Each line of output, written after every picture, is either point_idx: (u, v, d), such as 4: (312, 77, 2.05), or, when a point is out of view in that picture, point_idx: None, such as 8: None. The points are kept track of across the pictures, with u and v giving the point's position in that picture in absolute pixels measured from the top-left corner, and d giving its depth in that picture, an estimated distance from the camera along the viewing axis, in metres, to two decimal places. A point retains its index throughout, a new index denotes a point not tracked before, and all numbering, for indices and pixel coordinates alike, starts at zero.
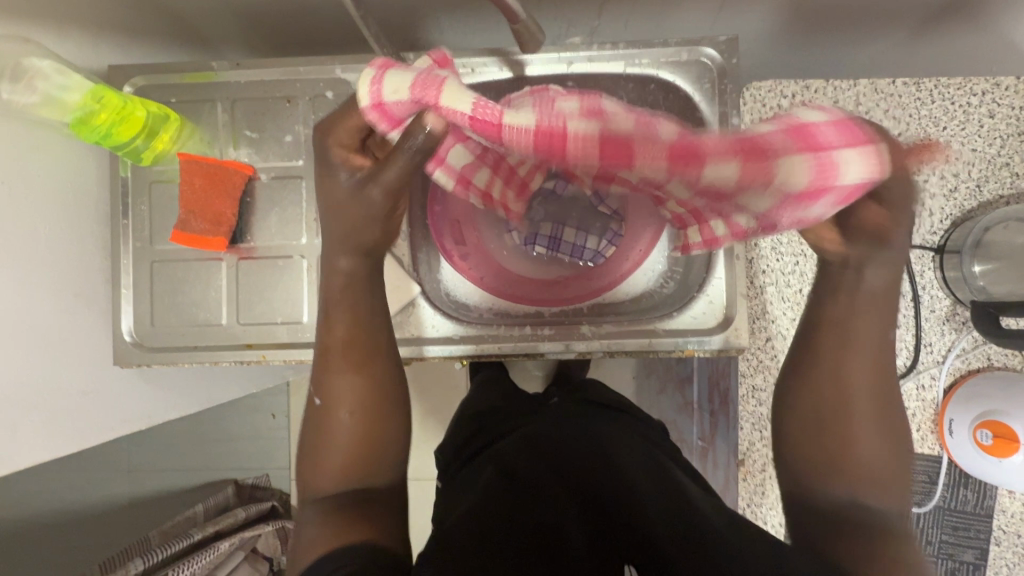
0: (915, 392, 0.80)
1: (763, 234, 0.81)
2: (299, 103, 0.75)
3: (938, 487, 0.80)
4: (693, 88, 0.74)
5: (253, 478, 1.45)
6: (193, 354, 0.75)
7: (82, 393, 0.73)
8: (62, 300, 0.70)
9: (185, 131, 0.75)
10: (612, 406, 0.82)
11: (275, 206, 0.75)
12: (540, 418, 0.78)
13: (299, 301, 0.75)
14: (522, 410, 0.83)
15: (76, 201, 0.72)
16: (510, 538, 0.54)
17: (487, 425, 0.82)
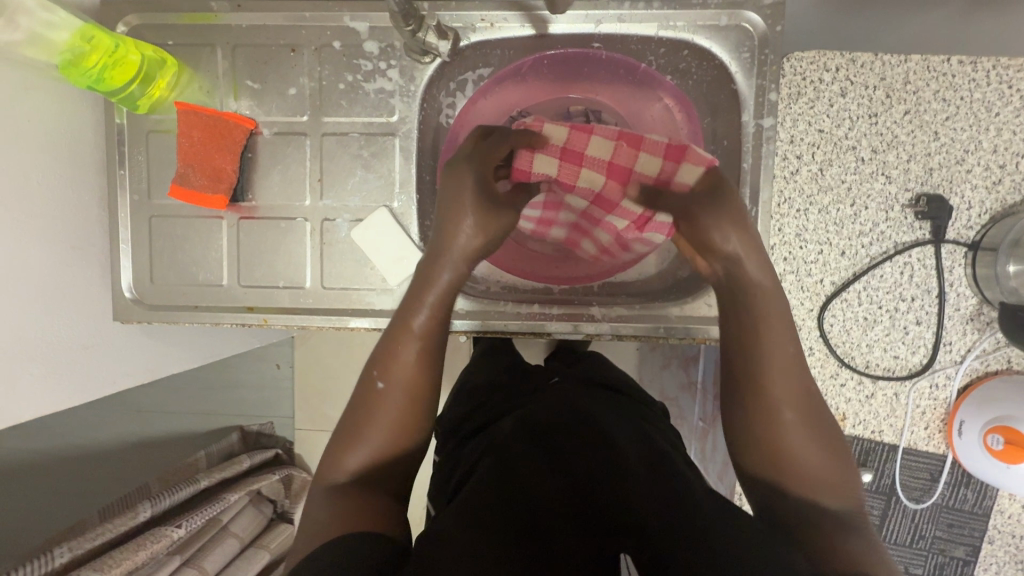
0: (928, 390, 0.79)
1: (788, 219, 0.78)
2: (304, 53, 0.70)
3: (939, 485, 0.79)
4: (730, 57, 0.68)
5: (258, 425, 1.48)
6: (193, 314, 0.73)
7: (83, 346, 0.72)
8: (57, 252, 0.68)
9: (184, 77, 0.71)
10: (608, 385, 0.81)
11: (278, 163, 0.72)
12: (541, 395, 0.76)
13: (302, 266, 0.72)
14: (517, 389, 0.82)
15: (71, 149, 0.68)
16: (499, 533, 0.52)
17: (486, 407, 0.80)
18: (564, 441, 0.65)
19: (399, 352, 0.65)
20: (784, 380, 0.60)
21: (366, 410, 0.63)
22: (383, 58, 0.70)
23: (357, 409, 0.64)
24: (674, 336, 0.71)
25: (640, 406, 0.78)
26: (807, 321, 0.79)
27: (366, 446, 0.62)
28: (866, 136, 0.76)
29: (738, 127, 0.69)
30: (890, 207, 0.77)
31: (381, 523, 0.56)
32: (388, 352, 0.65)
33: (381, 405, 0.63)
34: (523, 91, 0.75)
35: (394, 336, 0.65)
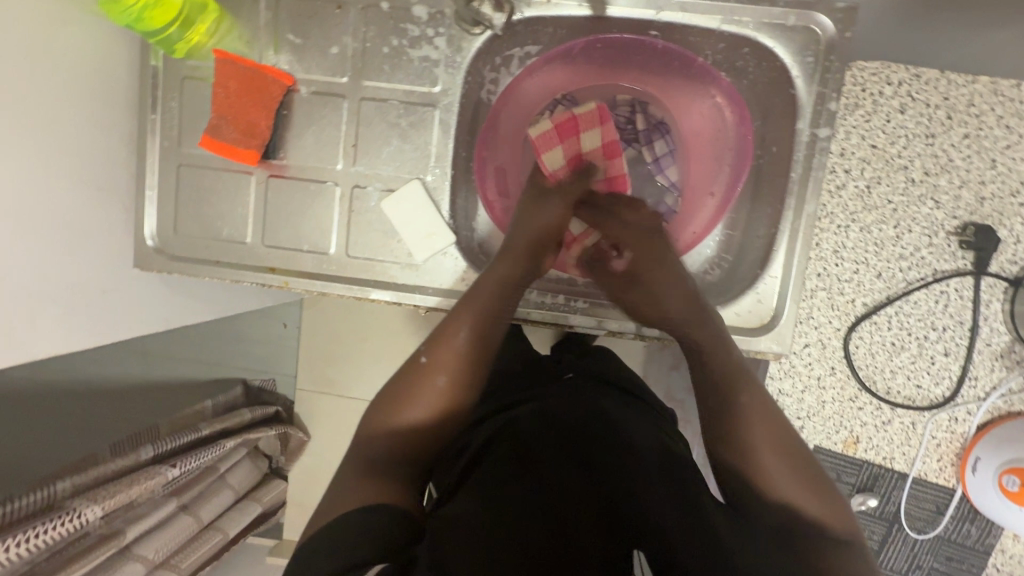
0: (946, 423, 0.77)
1: (828, 235, 0.76)
2: (349, 11, 0.67)
3: (943, 518, 0.79)
4: (793, 60, 0.65)
5: (260, 380, 1.52)
6: (214, 269, 0.72)
7: (102, 290, 0.72)
8: (83, 193, 0.67)
9: (224, 25, 0.69)
10: (623, 387, 0.79)
11: (313, 123, 0.70)
12: (559, 391, 0.74)
13: (327, 232, 0.71)
14: (531, 382, 0.81)
15: (103, 86, 0.66)
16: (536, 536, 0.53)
17: (498, 393, 0.79)
18: (585, 439, 0.64)
19: (446, 342, 0.67)
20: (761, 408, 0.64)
21: (409, 383, 0.66)
22: (431, 25, 0.67)
23: (400, 386, 0.66)
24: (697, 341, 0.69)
25: (654, 411, 0.76)
26: (832, 340, 0.78)
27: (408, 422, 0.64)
28: (920, 157, 0.74)
29: (792, 134, 0.67)
30: (934, 233, 0.74)
31: (387, 498, 0.56)
32: (435, 341, 0.68)
33: (427, 388, 0.65)
34: (568, 73, 0.74)
35: (443, 327, 0.67)
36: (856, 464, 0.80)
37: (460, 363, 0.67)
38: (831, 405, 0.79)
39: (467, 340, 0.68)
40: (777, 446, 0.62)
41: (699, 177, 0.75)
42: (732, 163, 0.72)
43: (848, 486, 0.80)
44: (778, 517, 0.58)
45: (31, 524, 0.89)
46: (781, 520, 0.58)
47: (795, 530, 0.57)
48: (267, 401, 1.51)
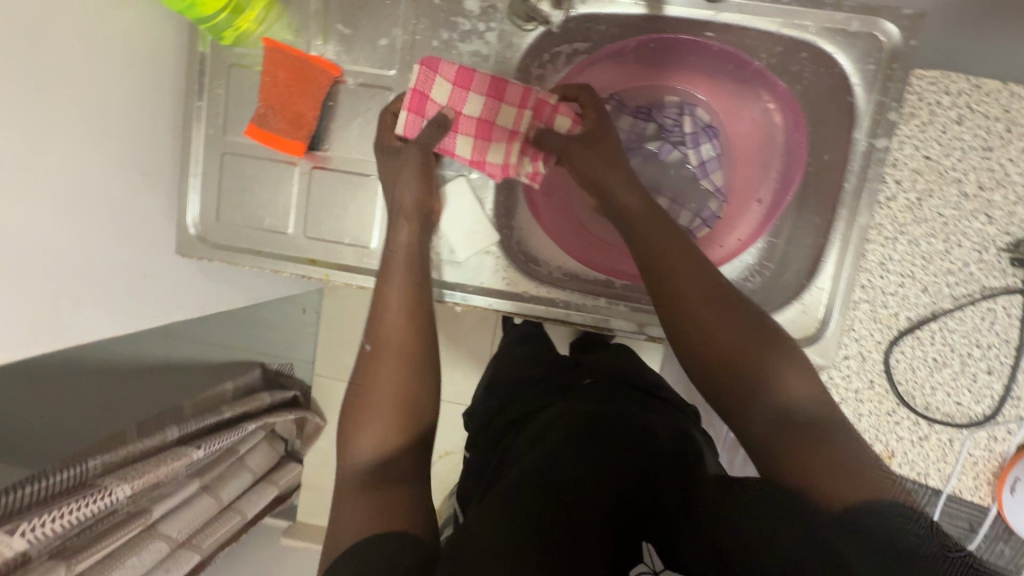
0: (985, 441, 0.76)
1: (874, 246, 0.75)
2: (400, 2, 0.66)
3: (976, 537, 0.77)
4: (854, 68, 0.63)
5: (278, 363, 1.55)
6: (255, 259, 0.72)
7: (142, 276, 0.72)
8: (128, 178, 0.67)
9: (273, 12, 0.68)
10: (634, 387, 0.77)
11: (358, 116, 0.69)
12: (571, 393, 0.71)
13: (369, 225, 0.71)
14: (548, 384, 0.78)
15: (152, 72, 0.66)
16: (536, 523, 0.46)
17: (523, 394, 0.79)
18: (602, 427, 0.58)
19: (380, 327, 0.60)
20: (727, 337, 0.56)
21: (367, 369, 0.58)
22: (483, 19, 0.66)
23: (355, 398, 0.57)
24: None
25: (670, 407, 0.73)
26: (872, 353, 0.76)
27: (370, 432, 0.54)
28: (976, 171, 0.72)
29: (848, 143, 0.65)
30: (984, 248, 0.73)
31: None
32: (372, 333, 0.61)
33: (375, 382, 0.57)
34: (618, 70, 0.72)
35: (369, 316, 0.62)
36: None
37: (401, 332, 0.59)
38: (867, 418, 0.78)
39: (381, 315, 0.61)
40: (760, 379, 0.54)
41: (748, 184, 0.74)
42: (784, 172, 0.71)
43: None
44: (775, 431, 0.51)
45: (60, 502, 0.89)
46: (780, 433, 0.50)
47: (796, 440, 0.49)
48: (284, 385, 1.56)
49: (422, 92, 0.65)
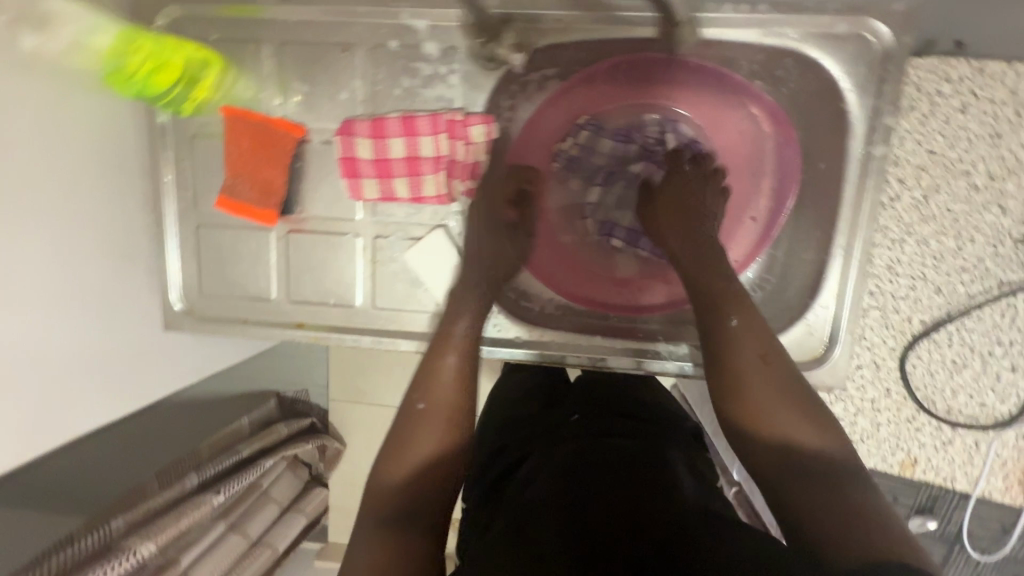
0: (1013, 440, 0.73)
1: (881, 250, 0.71)
2: (356, 53, 0.63)
3: (1010, 536, 0.75)
4: (842, 72, 0.59)
5: (293, 392, 1.40)
6: (243, 328, 0.71)
7: (135, 356, 0.72)
8: (108, 264, 0.66)
9: (229, 78, 0.65)
10: (624, 414, 0.70)
11: (328, 174, 0.67)
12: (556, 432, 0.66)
13: (353, 284, 0.69)
14: (539, 424, 0.73)
15: (115, 154, 0.65)
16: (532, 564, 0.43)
17: (523, 429, 0.74)
18: (593, 463, 0.54)
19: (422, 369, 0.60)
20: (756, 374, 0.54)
21: (401, 425, 0.57)
22: (444, 61, 0.63)
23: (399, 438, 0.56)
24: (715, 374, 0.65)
25: (664, 432, 0.67)
26: (887, 360, 0.73)
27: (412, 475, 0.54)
28: (984, 161, 0.67)
29: (842, 152, 0.61)
30: (1000, 241, 0.69)
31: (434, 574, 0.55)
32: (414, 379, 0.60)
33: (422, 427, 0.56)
34: (587, 92, 0.67)
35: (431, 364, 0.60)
36: (913, 486, 0.77)
37: (448, 393, 0.58)
38: (886, 427, 0.75)
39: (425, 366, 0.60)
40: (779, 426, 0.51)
41: (738, 199, 0.69)
42: (776, 185, 0.66)
43: (905, 509, 0.78)
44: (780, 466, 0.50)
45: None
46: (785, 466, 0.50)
47: (795, 481, 0.49)
48: (301, 412, 1.41)
49: (352, 156, 0.64)
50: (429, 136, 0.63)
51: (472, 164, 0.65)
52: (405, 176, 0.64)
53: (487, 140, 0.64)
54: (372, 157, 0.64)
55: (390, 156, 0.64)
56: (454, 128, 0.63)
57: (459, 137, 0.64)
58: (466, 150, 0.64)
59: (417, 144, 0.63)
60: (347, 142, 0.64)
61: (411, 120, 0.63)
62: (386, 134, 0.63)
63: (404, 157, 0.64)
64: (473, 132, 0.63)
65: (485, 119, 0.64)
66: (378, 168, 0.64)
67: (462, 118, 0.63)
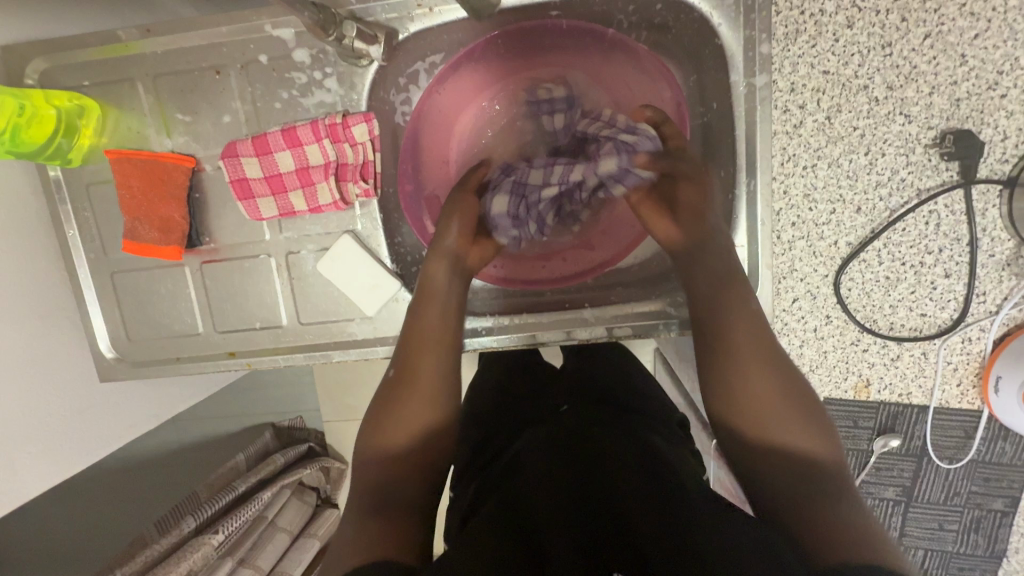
0: (960, 345, 0.73)
1: (794, 179, 0.70)
2: (230, 73, 0.63)
3: (974, 442, 0.76)
4: (711, 8, 0.58)
5: (286, 421, 1.27)
6: (177, 367, 0.71)
7: (77, 413, 0.72)
8: (26, 327, 0.66)
9: (110, 118, 0.65)
10: (613, 403, 0.68)
11: (228, 198, 0.66)
12: (540, 425, 0.64)
13: (274, 304, 0.68)
14: (518, 415, 0.71)
15: (12, 216, 0.64)
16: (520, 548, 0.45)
17: (498, 422, 0.72)
18: (584, 463, 0.53)
19: (430, 319, 0.63)
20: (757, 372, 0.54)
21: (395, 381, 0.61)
22: (317, 67, 0.62)
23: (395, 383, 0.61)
24: (679, 330, 0.65)
25: (649, 420, 0.64)
26: (822, 288, 0.73)
27: (406, 418, 0.58)
28: (880, 72, 0.66)
29: (727, 87, 0.60)
30: (910, 150, 0.68)
31: None
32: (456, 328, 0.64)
33: (411, 386, 0.60)
34: (482, 76, 0.68)
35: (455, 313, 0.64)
36: (871, 407, 0.76)
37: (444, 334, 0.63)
38: (834, 353, 0.75)
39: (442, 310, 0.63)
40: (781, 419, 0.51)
41: None
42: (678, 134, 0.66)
43: (868, 431, 0.77)
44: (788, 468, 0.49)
45: None
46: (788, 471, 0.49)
47: (805, 489, 0.47)
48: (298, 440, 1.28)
49: (243, 178, 0.64)
50: (314, 144, 0.63)
51: (362, 165, 0.64)
52: (300, 188, 0.64)
53: (372, 138, 0.64)
54: (263, 176, 0.63)
55: (280, 171, 0.63)
56: (335, 130, 0.63)
57: (343, 139, 0.63)
58: (354, 149, 0.64)
59: (304, 153, 0.63)
60: (233, 164, 0.63)
61: (292, 131, 0.63)
62: (271, 150, 0.63)
63: (295, 168, 0.64)
64: (355, 129, 0.63)
65: (364, 115, 0.63)
66: (272, 184, 0.64)
67: (341, 119, 0.62)
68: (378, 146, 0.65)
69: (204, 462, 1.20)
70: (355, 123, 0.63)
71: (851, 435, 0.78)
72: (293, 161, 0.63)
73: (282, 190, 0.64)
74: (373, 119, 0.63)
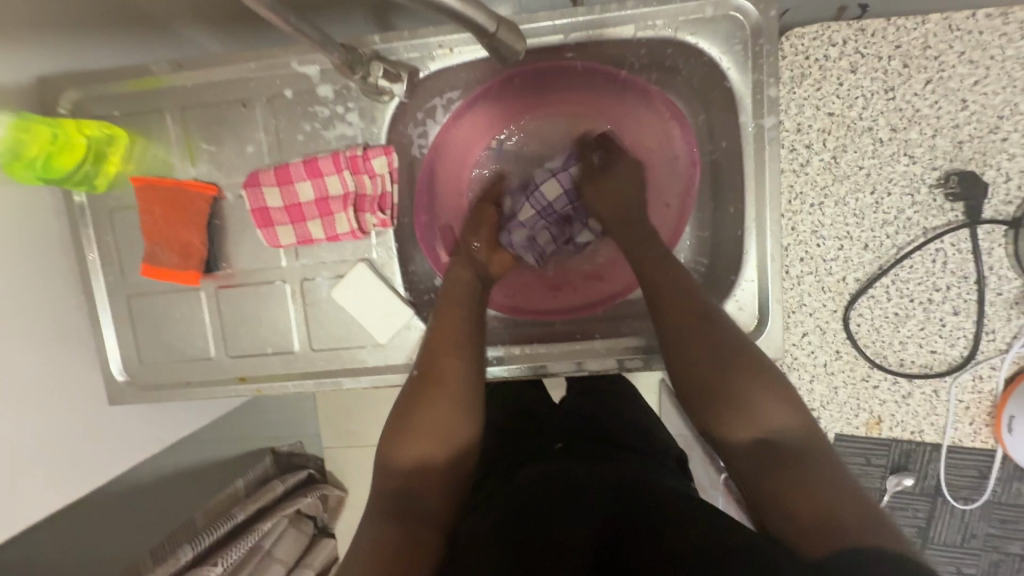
0: (971, 383, 0.72)
1: (802, 216, 0.72)
2: (255, 107, 0.65)
3: (989, 482, 0.74)
4: (720, 53, 0.61)
5: (287, 445, 1.26)
6: (186, 391, 0.71)
7: (84, 435, 0.72)
8: (40, 350, 0.66)
9: (137, 147, 0.67)
10: (618, 443, 0.66)
11: (247, 225, 0.68)
12: (537, 465, 0.62)
13: (287, 330, 0.69)
14: (515, 451, 0.70)
15: (35, 240, 0.66)
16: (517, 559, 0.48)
17: (496, 460, 0.70)
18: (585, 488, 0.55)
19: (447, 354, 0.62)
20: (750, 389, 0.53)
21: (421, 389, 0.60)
22: (339, 101, 0.64)
23: (408, 400, 0.60)
24: None
25: (654, 461, 0.63)
26: (831, 323, 0.73)
27: (410, 448, 0.57)
28: (884, 114, 0.68)
29: (737, 128, 0.62)
30: (915, 189, 0.69)
31: None
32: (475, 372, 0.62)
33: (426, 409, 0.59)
34: (498, 110, 0.70)
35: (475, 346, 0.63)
36: (883, 445, 0.76)
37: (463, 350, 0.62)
38: (844, 389, 0.75)
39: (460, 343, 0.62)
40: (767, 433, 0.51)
41: (658, 186, 0.70)
42: (687, 173, 0.68)
43: (880, 469, 0.77)
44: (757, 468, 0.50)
45: None
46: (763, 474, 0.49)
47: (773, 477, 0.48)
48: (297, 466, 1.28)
49: (264, 207, 0.65)
50: (334, 175, 0.65)
51: (380, 196, 0.66)
52: (318, 216, 0.65)
53: (391, 170, 0.66)
54: (283, 204, 0.65)
55: (301, 200, 0.65)
56: (357, 162, 0.64)
57: (363, 171, 0.65)
58: (374, 181, 0.65)
59: (325, 183, 0.65)
60: (255, 192, 0.65)
61: (315, 162, 0.64)
62: (293, 180, 0.65)
63: (315, 198, 0.65)
64: (375, 162, 0.65)
65: (386, 147, 0.65)
66: (291, 213, 0.65)
67: (362, 151, 0.64)
68: (396, 178, 0.66)
69: (203, 485, 1.19)
70: (375, 155, 0.64)
71: (863, 472, 0.77)
72: (314, 191, 0.65)
73: (301, 219, 0.65)
74: (393, 152, 0.65)
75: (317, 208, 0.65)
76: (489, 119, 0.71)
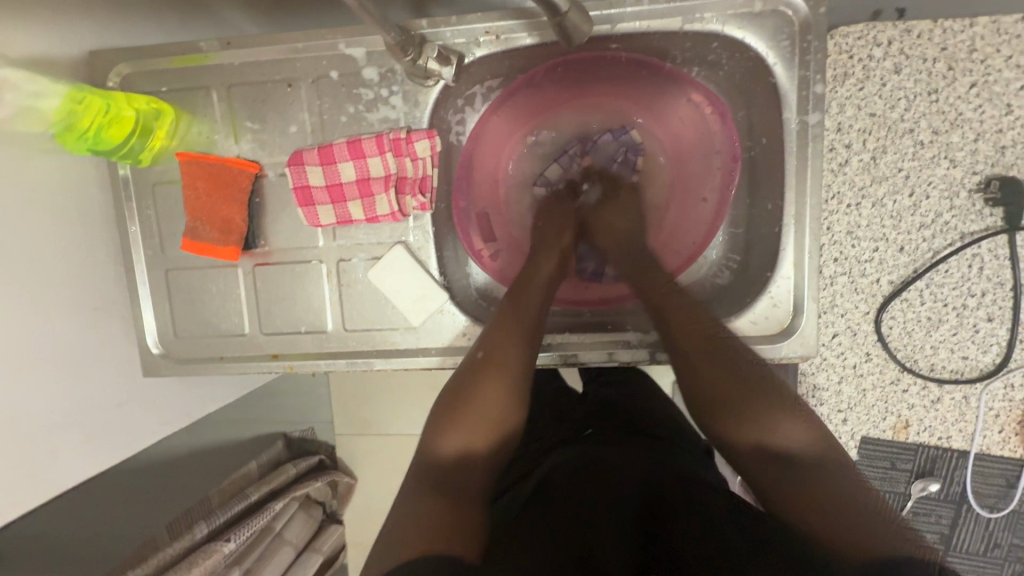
0: (1002, 391, 0.72)
1: (838, 216, 0.72)
2: (300, 87, 0.66)
3: (1016, 491, 0.74)
4: (767, 48, 0.61)
5: (299, 432, 1.28)
6: (219, 365, 0.72)
7: (117, 405, 0.73)
8: (81, 318, 0.68)
9: (183, 123, 0.68)
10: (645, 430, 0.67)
11: (285, 204, 0.68)
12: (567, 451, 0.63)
13: (321, 310, 0.70)
14: (543, 438, 0.70)
15: (80, 210, 0.67)
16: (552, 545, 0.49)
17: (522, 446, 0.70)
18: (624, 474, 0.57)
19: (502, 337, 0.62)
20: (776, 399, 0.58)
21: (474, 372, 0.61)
22: (384, 84, 0.65)
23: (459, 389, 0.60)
24: None
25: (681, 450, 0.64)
26: (862, 325, 0.73)
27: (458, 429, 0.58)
28: (926, 117, 0.68)
29: (780, 124, 0.62)
30: (954, 194, 0.69)
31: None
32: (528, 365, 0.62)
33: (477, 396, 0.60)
34: (537, 99, 0.71)
35: (530, 352, 0.63)
36: (910, 449, 0.75)
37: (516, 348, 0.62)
38: (872, 392, 0.75)
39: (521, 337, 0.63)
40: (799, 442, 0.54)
41: (693, 179, 0.71)
42: (726, 167, 0.67)
43: (906, 474, 0.76)
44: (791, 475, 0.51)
45: None
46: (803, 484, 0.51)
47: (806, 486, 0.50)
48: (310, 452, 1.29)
49: (306, 185, 0.66)
50: (376, 156, 0.66)
51: (421, 179, 0.66)
52: (357, 197, 0.66)
53: (432, 154, 0.66)
54: (324, 184, 0.66)
55: (342, 180, 0.66)
56: (400, 144, 0.65)
57: (405, 153, 0.65)
58: (416, 164, 0.66)
59: (366, 164, 0.66)
60: (298, 172, 0.66)
61: (358, 143, 0.65)
62: (336, 160, 0.66)
63: (355, 178, 0.66)
64: (418, 145, 0.65)
65: (428, 131, 0.65)
66: (331, 193, 0.66)
67: (405, 134, 0.65)
68: (436, 162, 0.67)
69: None
70: (418, 138, 0.65)
71: (888, 477, 0.77)
72: (355, 172, 0.66)
73: (341, 200, 0.66)
74: (436, 136, 0.65)
75: (358, 189, 0.66)
76: (530, 107, 0.71)
